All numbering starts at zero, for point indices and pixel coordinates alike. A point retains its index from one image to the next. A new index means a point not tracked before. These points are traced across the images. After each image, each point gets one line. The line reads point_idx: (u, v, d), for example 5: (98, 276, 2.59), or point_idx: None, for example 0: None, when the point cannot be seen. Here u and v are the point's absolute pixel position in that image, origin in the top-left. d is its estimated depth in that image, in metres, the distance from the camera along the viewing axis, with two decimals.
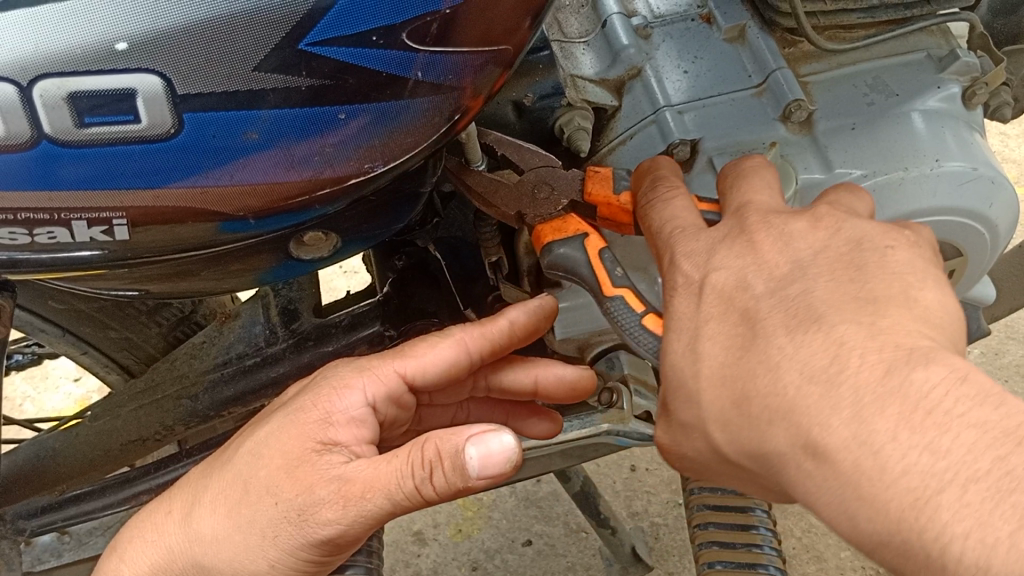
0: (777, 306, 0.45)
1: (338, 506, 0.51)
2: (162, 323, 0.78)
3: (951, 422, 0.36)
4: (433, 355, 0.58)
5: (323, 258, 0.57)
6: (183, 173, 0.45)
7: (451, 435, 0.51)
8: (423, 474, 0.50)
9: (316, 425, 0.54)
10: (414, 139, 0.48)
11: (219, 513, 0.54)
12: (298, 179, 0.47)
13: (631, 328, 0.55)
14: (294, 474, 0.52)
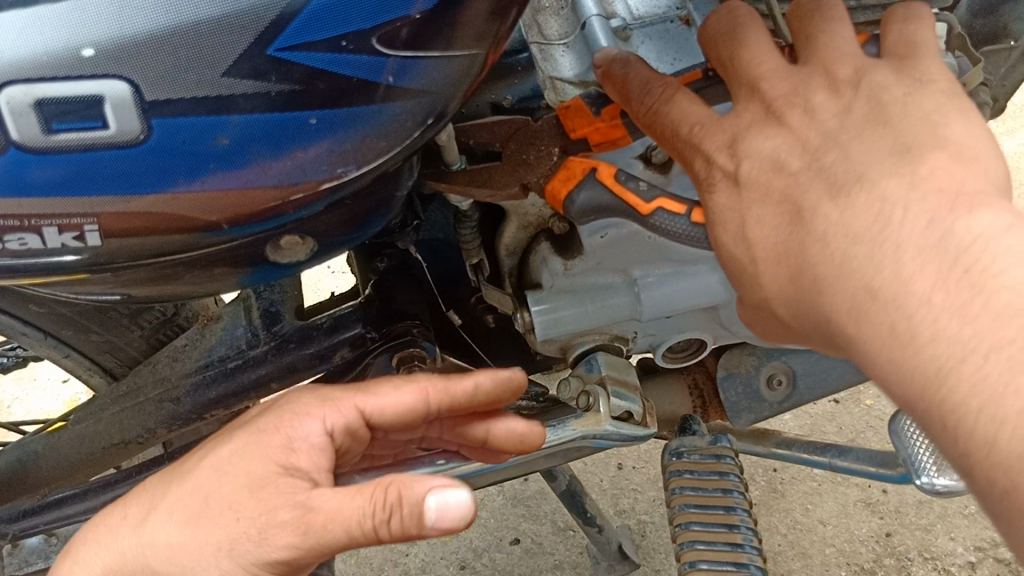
0: (846, 199, 0.47)
1: (298, 531, 0.51)
2: (144, 326, 0.78)
3: (985, 281, 0.39)
4: (393, 395, 0.58)
5: (300, 261, 0.57)
6: (154, 179, 0.46)
7: (412, 481, 0.51)
8: (383, 516, 0.50)
9: (277, 449, 0.55)
10: (386, 142, 0.49)
11: (175, 520, 0.54)
12: (270, 182, 0.48)
13: (670, 224, 0.62)
14: (256, 494, 0.53)
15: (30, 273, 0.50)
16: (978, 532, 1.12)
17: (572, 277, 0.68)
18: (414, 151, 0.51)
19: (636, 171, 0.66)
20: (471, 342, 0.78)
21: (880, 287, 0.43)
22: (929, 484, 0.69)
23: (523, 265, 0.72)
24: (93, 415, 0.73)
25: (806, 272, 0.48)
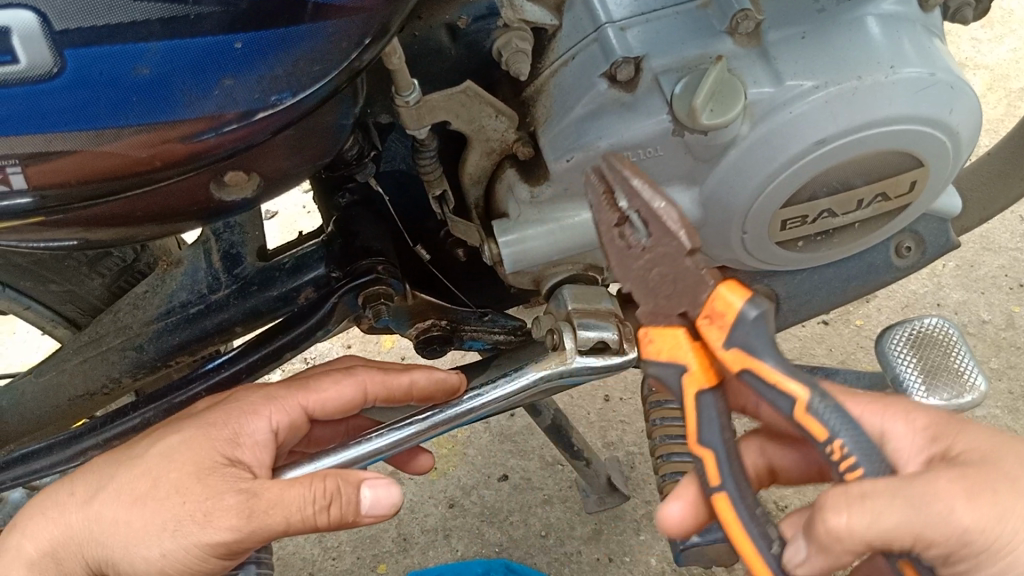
0: (951, 470, 0.43)
1: (242, 514, 0.53)
2: (105, 273, 0.75)
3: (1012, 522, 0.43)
4: (251, 425, 0.60)
5: (248, 198, 0.54)
6: (75, 117, 0.42)
7: (348, 482, 0.56)
8: (324, 503, 0.54)
9: (225, 443, 0.58)
10: (323, 66, 0.45)
11: (121, 500, 0.56)
12: (200, 115, 0.44)
13: (843, 427, 0.43)
14: (203, 479, 0.55)
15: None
16: None
17: (539, 206, 0.65)
18: (357, 73, 0.47)
19: (600, 92, 0.61)
20: (442, 279, 0.76)
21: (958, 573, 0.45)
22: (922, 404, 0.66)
23: (488, 195, 0.68)
24: (58, 366, 0.72)
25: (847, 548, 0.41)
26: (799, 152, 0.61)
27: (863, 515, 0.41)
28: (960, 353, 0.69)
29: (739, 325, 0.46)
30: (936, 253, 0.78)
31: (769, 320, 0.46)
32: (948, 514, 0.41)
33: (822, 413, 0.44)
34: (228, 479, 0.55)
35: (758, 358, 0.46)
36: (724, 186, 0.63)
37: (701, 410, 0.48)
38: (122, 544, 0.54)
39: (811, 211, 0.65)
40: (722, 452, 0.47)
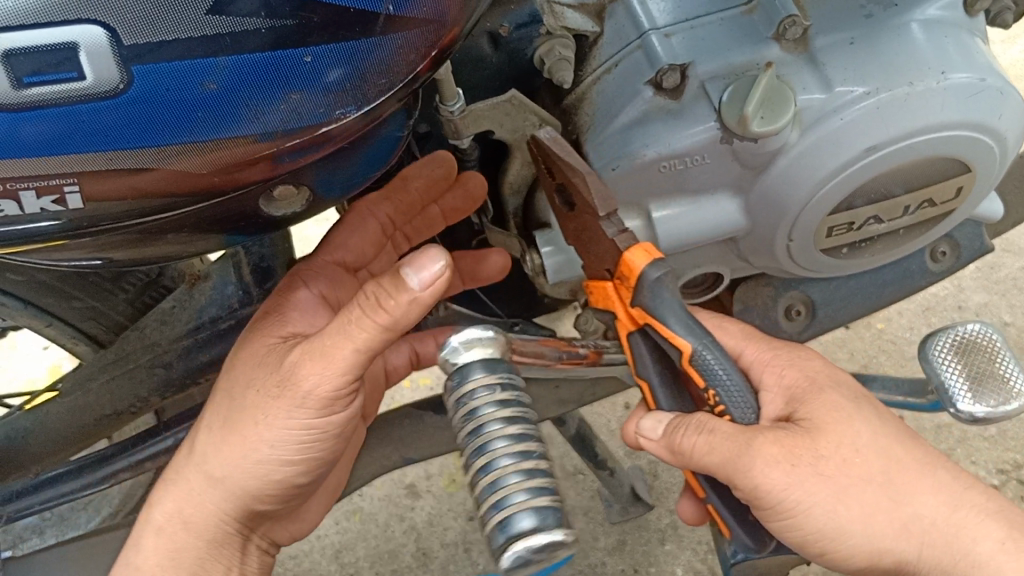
0: (779, 430, 0.53)
1: (318, 369, 0.55)
2: (129, 289, 0.74)
3: (867, 479, 0.53)
4: (289, 303, 0.64)
5: (296, 212, 0.53)
6: (138, 133, 0.41)
7: (393, 290, 0.51)
8: (370, 309, 0.52)
9: (274, 324, 0.62)
10: (388, 79, 0.44)
11: (212, 428, 0.60)
12: (264, 129, 0.43)
13: (719, 377, 0.53)
14: (263, 361, 0.59)
15: (3, 242, 0.45)
16: (999, 454, 1.11)
17: None
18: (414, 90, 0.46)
19: (645, 99, 0.60)
20: (480, 292, 0.75)
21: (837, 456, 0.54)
22: (967, 411, 0.66)
23: (528, 205, 0.67)
24: (83, 386, 0.69)
25: (687, 460, 0.54)
26: (849, 159, 0.60)
27: (704, 441, 0.53)
28: (1005, 360, 0.68)
29: (642, 285, 0.53)
30: (971, 257, 0.78)
31: (668, 281, 0.53)
32: (763, 469, 0.51)
33: (700, 354, 0.52)
34: (284, 350, 0.59)
35: (657, 317, 0.53)
36: (771, 194, 0.63)
37: (637, 351, 0.57)
38: (236, 458, 0.58)
39: (858, 217, 0.65)
40: (653, 375, 0.57)
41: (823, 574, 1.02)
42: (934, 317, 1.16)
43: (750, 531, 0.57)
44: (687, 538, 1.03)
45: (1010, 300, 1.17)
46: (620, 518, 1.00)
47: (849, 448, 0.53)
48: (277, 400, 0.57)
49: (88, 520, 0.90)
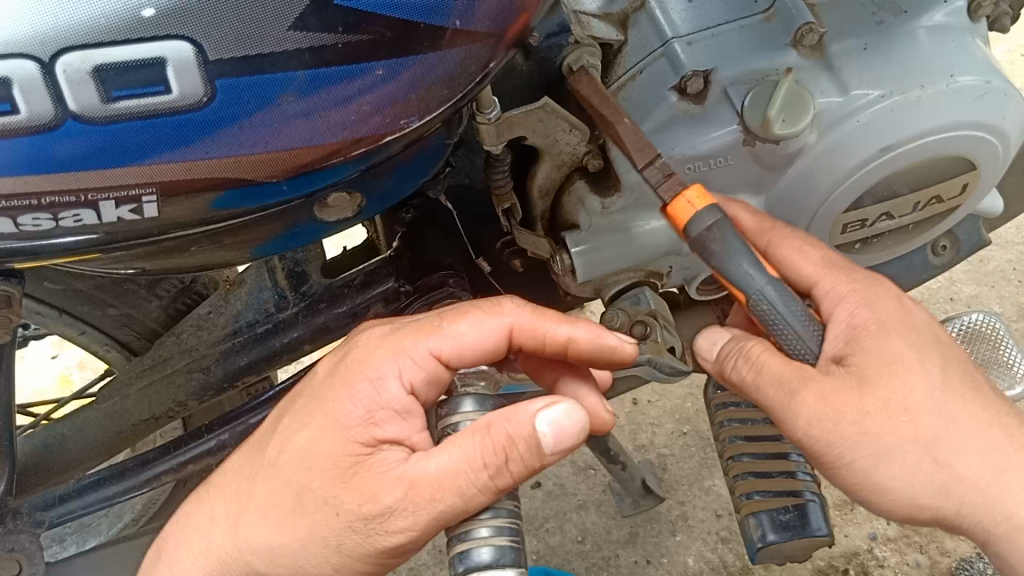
0: (827, 378, 0.53)
1: (408, 513, 0.47)
2: (162, 296, 0.73)
3: (920, 432, 0.53)
4: (384, 378, 0.50)
5: (346, 219, 0.55)
6: (215, 145, 0.43)
7: (512, 416, 0.47)
8: (498, 462, 0.46)
9: (357, 424, 0.49)
10: (449, 90, 0.46)
11: (270, 522, 0.49)
12: (334, 140, 0.45)
13: (776, 324, 0.54)
14: (349, 481, 0.48)
15: (75, 250, 0.46)
16: None
17: (609, 215, 0.67)
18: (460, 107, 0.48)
19: (669, 104, 0.63)
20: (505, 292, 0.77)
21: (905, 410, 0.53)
22: None
23: (555, 206, 0.70)
24: (120, 392, 0.69)
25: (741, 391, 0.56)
26: (865, 159, 0.63)
27: (754, 378, 0.55)
28: (1008, 346, 0.72)
29: (690, 234, 0.56)
30: (970, 251, 0.82)
31: (720, 229, 0.55)
32: (798, 412, 0.53)
33: (757, 299, 0.54)
34: (378, 470, 0.48)
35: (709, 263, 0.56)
36: (789, 193, 0.66)
37: None
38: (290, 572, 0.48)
39: (870, 214, 0.68)
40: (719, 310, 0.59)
41: (830, 559, 1.05)
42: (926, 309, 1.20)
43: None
44: (697, 529, 1.08)
45: (999, 291, 1.21)
46: (633, 510, 1.06)
47: (906, 400, 0.53)
48: (334, 520, 0.47)
49: (111, 525, 0.89)
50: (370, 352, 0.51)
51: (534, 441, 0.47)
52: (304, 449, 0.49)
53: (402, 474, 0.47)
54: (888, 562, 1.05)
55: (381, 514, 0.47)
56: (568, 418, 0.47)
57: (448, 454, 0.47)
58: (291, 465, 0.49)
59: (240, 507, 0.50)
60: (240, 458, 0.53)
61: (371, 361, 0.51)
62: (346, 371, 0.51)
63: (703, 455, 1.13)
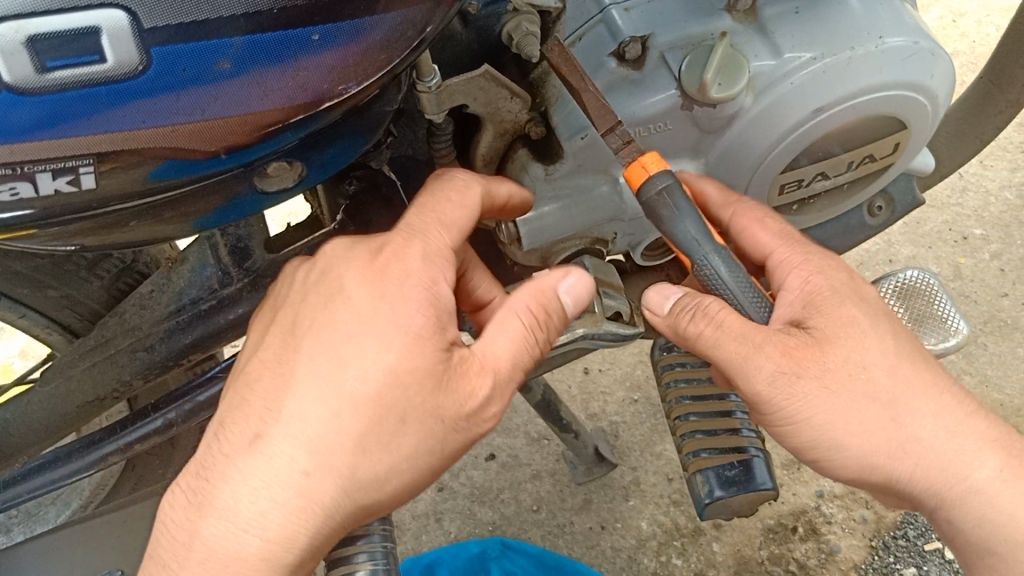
0: (789, 336, 0.56)
1: (499, 394, 0.53)
2: (103, 275, 0.72)
3: (880, 394, 0.56)
4: (413, 298, 0.52)
5: (288, 188, 0.55)
6: (152, 113, 0.42)
7: (545, 294, 0.56)
8: (542, 336, 0.55)
9: (420, 339, 0.51)
10: (387, 55, 0.46)
11: (362, 456, 0.50)
12: (272, 106, 0.45)
13: (718, 287, 0.57)
14: (445, 385, 0.51)
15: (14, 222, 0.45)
16: None
17: (552, 181, 0.68)
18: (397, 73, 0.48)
19: (609, 70, 0.64)
20: None
21: (864, 372, 0.56)
22: None
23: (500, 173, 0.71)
24: (63, 373, 0.68)
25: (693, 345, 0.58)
26: (800, 119, 0.65)
27: (711, 333, 0.56)
28: (943, 300, 0.74)
29: (646, 201, 0.58)
30: (904, 210, 0.84)
31: (675, 192, 0.57)
32: (752, 363, 0.55)
33: (703, 262, 0.57)
34: (454, 373, 0.52)
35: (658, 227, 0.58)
36: (728, 156, 0.67)
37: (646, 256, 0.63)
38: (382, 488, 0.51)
39: (806, 175, 0.69)
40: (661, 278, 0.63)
41: (780, 518, 1.07)
42: (866, 271, 1.23)
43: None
44: (649, 493, 1.10)
45: (936, 252, 1.24)
46: (586, 476, 1.09)
47: (856, 364, 0.56)
48: (409, 430, 0.50)
49: (58, 512, 0.89)
50: (407, 247, 0.53)
51: (563, 312, 0.56)
52: (389, 372, 0.50)
53: (483, 365, 0.53)
54: (836, 518, 1.07)
55: (480, 406, 0.53)
56: (578, 281, 0.57)
57: (512, 330, 0.54)
58: (363, 396, 0.50)
59: (323, 438, 0.49)
60: (285, 379, 0.51)
61: (424, 273, 0.52)
62: (395, 273, 0.52)
63: (654, 421, 1.15)
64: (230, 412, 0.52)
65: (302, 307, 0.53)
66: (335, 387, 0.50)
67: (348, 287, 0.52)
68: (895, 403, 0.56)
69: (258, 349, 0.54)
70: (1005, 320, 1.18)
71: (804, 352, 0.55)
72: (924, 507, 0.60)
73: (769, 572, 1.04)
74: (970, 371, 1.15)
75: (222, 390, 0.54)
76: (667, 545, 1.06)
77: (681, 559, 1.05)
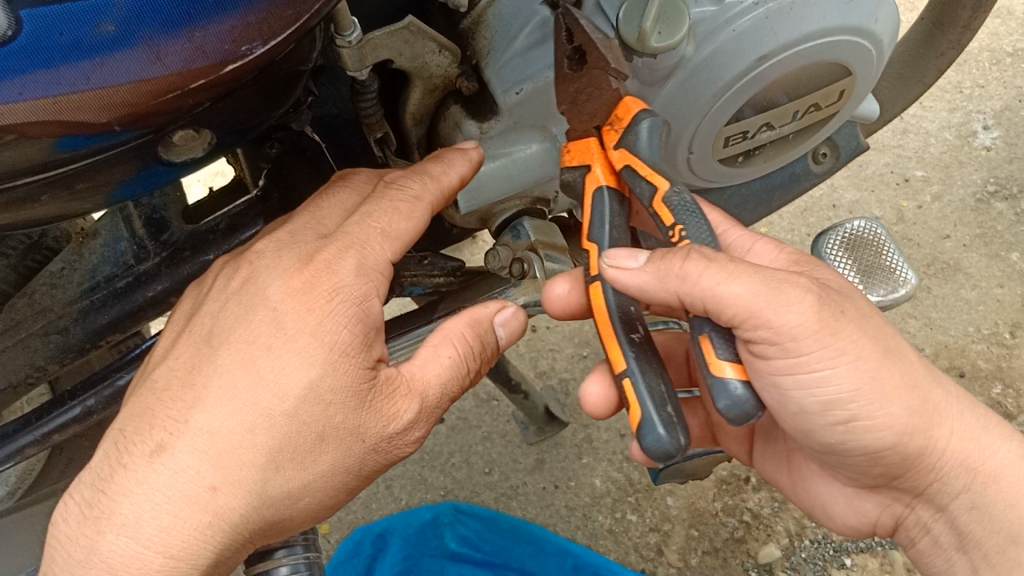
0: (819, 282, 0.54)
1: (421, 416, 0.51)
2: (9, 253, 0.67)
3: (902, 349, 0.56)
4: (340, 307, 0.48)
5: (197, 158, 0.51)
6: (29, 83, 0.37)
7: (482, 326, 0.54)
8: (475, 364, 0.54)
9: (346, 353, 0.48)
10: (294, 11, 0.42)
11: (273, 473, 0.46)
12: (168, 73, 0.40)
13: (687, 211, 0.55)
14: (365, 403, 0.48)
15: None
16: None
17: (491, 141, 0.65)
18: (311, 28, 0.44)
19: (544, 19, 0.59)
20: None
21: (884, 324, 0.56)
22: None
23: (431, 133, 0.67)
24: None
25: (686, 292, 0.51)
26: (743, 70, 0.62)
27: (717, 270, 0.50)
28: (890, 251, 0.73)
29: (636, 125, 0.57)
30: (848, 156, 0.82)
31: (657, 131, 0.58)
32: (792, 304, 0.51)
33: (677, 197, 0.55)
34: (377, 389, 0.49)
35: (637, 155, 0.57)
36: (670, 108, 0.64)
37: (597, 207, 0.59)
38: (285, 510, 0.48)
39: (751, 126, 0.67)
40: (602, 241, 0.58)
41: (732, 469, 1.07)
42: (811, 217, 1.22)
43: (665, 422, 0.51)
44: (602, 450, 1.09)
45: (879, 195, 1.24)
46: (536, 438, 1.07)
47: (885, 321, 0.56)
48: (327, 450, 0.48)
49: None
50: (342, 259, 0.50)
51: (496, 344, 0.56)
52: (309, 387, 0.47)
53: (410, 386, 0.50)
54: None
55: (402, 430, 0.50)
56: (512, 317, 0.57)
57: (445, 356, 0.52)
58: (284, 411, 0.46)
59: (233, 452, 0.46)
60: (198, 391, 0.47)
61: (355, 288, 0.49)
62: (323, 286, 0.49)
63: None
64: (133, 427, 0.47)
65: (219, 316, 0.50)
66: (257, 399, 0.46)
67: (273, 296, 0.49)
68: (914, 361, 0.57)
69: (171, 355, 0.50)
70: (948, 262, 1.19)
71: (830, 293, 0.54)
72: (947, 490, 0.59)
73: (723, 523, 1.04)
74: (915, 314, 1.15)
75: (127, 405, 0.49)
76: (621, 501, 1.06)
77: (635, 515, 1.05)
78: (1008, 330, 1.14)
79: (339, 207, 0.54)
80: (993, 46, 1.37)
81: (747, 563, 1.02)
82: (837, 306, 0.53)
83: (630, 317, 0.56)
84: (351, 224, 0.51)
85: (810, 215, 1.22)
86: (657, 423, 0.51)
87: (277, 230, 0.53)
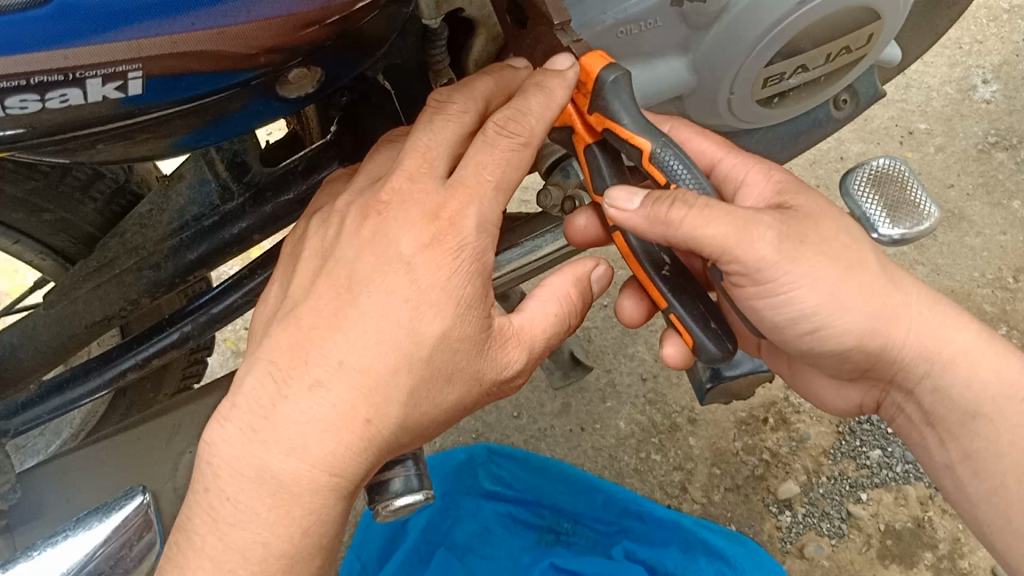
0: (783, 214, 0.60)
1: (531, 358, 0.58)
2: (97, 197, 0.71)
3: (866, 266, 0.62)
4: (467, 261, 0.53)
5: (306, 95, 0.56)
6: (202, 14, 0.42)
7: (582, 284, 0.60)
8: (576, 319, 0.60)
9: (471, 304, 0.53)
10: None
11: (410, 408, 0.52)
12: (314, 7, 0.45)
13: (681, 174, 0.55)
14: (485, 347, 0.54)
15: (63, 129, 0.46)
16: None
17: None
18: None
19: None
20: None
21: (848, 242, 0.61)
22: (887, 235, 0.73)
23: None
24: (68, 295, 0.67)
25: (674, 232, 0.56)
26: (785, 13, 0.66)
27: (698, 215, 0.55)
28: (914, 186, 0.78)
29: (602, 89, 0.56)
30: (867, 103, 0.88)
31: (624, 83, 0.56)
32: (753, 243, 0.57)
33: (662, 152, 0.55)
34: (494, 333, 0.55)
35: (614, 120, 0.56)
36: (716, 51, 0.69)
37: (593, 163, 0.60)
38: (413, 436, 0.54)
39: (787, 69, 0.72)
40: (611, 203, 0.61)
41: (751, 410, 1.13)
42: (820, 169, 1.28)
43: (714, 338, 0.58)
44: (625, 393, 1.15)
45: (884, 148, 1.30)
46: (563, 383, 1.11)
47: (846, 237, 0.62)
48: (455, 386, 0.53)
49: (47, 443, 0.89)
50: (466, 213, 0.53)
51: (592, 297, 0.62)
52: (443, 335, 0.52)
53: (522, 336, 0.56)
54: (804, 407, 1.14)
55: (512, 369, 0.56)
56: (605, 273, 0.62)
57: (551, 311, 0.58)
58: (423, 356, 0.52)
59: (382, 389, 0.51)
60: (345, 334, 0.52)
61: (477, 245, 0.53)
62: (450, 243, 0.53)
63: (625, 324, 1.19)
64: (291, 369, 0.52)
65: (357, 263, 0.53)
66: (401, 346, 0.51)
67: (407, 250, 0.52)
68: (884, 275, 0.62)
69: (312, 296, 0.54)
70: (952, 211, 1.25)
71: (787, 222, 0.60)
72: (910, 377, 0.65)
73: (744, 461, 1.11)
74: (922, 261, 1.21)
75: (271, 342, 0.53)
76: (646, 442, 1.12)
77: (660, 455, 1.11)
78: (1011, 275, 1.21)
79: (445, 146, 0.55)
80: (990, 4, 1.43)
81: (768, 499, 1.08)
82: (800, 235, 0.59)
83: (655, 254, 0.62)
84: (463, 167, 0.53)
85: (819, 167, 1.28)
86: (705, 336, 0.59)
87: (383, 169, 0.56)
